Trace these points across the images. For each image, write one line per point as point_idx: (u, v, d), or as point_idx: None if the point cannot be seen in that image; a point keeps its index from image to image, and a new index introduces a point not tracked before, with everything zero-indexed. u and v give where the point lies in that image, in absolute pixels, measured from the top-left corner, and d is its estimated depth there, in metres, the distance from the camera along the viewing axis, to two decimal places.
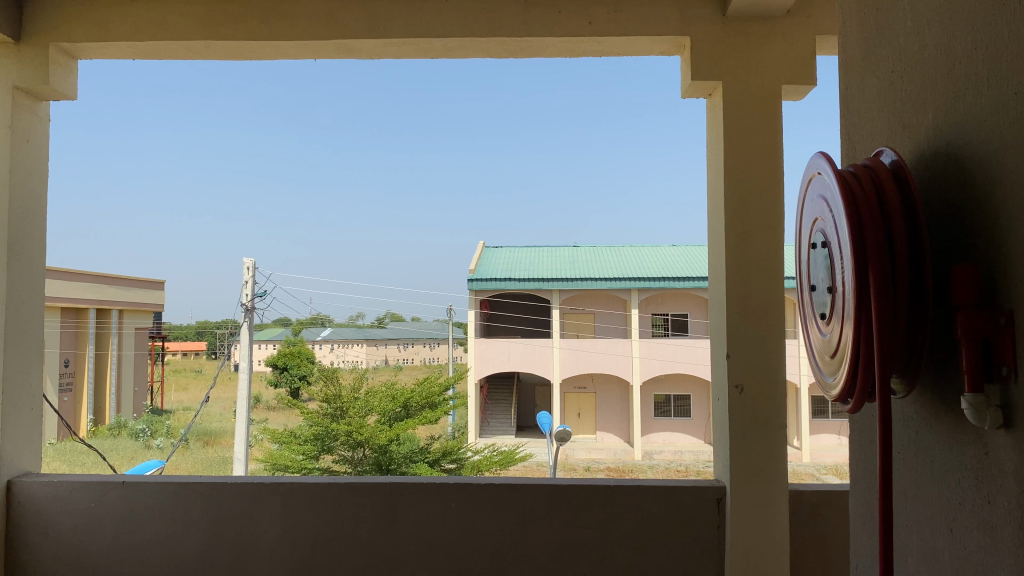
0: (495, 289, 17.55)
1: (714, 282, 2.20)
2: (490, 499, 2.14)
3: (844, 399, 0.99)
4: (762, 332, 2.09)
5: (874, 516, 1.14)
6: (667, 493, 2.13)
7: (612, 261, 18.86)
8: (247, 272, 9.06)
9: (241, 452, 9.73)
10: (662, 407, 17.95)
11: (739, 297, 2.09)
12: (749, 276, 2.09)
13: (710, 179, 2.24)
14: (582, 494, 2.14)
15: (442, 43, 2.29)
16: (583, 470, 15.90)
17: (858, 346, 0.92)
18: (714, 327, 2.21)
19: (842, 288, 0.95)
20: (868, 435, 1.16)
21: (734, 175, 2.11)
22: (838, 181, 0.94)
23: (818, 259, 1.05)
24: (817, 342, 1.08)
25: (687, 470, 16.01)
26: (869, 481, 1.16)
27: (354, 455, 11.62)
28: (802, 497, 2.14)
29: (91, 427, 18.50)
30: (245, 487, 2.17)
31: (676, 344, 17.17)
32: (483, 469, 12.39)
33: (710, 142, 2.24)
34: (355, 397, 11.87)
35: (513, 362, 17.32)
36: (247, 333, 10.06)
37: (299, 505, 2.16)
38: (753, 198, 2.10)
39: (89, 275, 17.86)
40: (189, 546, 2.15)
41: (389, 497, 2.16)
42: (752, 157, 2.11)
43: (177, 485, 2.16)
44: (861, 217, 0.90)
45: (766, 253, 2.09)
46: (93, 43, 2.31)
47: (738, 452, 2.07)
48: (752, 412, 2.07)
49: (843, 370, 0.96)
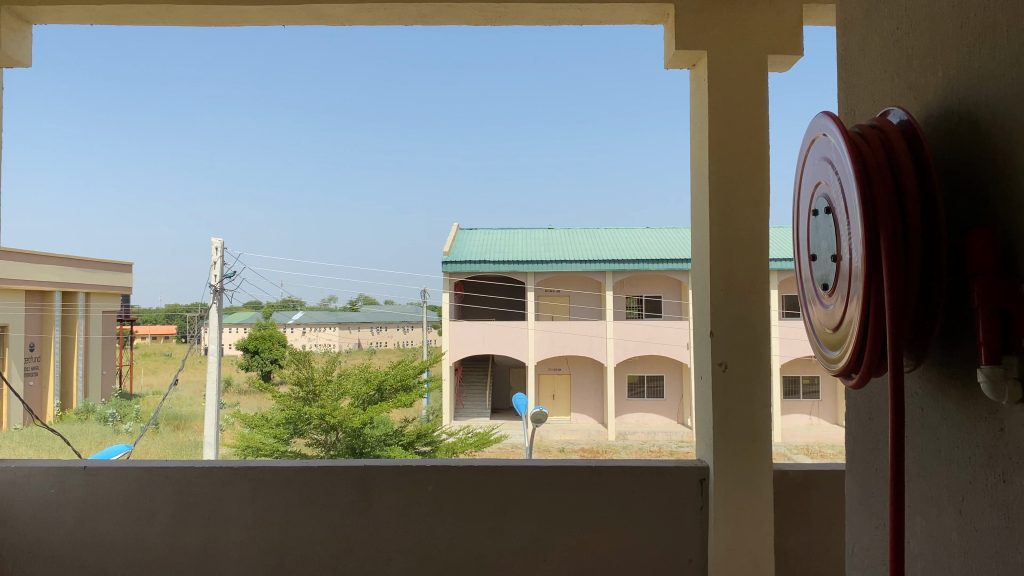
0: (470, 271, 17.46)
1: (697, 257, 2.15)
2: (466, 479, 2.08)
3: (848, 374, 0.93)
4: (744, 309, 2.03)
5: (875, 494, 1.08)
6: (647, 474, 2.09)
7: (586, 243, 18.87)
8: (216, 252, 8.89)
9: (211, 436, 9.54)
10: (636, 388, 18.04)
11: (723, 272, 2.04)
12: (735, 245, 2.04)
13: (693, 151, 2.18)
14: (567, 476, 2.08)
15: (416, 8, 2.20)
16: (557, 451, 15.92)
17: (863, 322, 0.86)
18: (698, 304, 2.15)
19: (849, 256, 0.88)
20: (866, 411, 1.12)
21: (720, 146, 2.05)
22: (846, 142, 0.88)
23: (820, 226, 0.99)
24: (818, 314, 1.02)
25: (660, 450, 16.11)
26: (868, 463, 1.11)
27: (327, 439, 11.52)
28: (787, 477, 2.10)
29: (57, 412, 18.15)
30: (214, 471, 2.08)
31: (650, 325, 17.22)
32: (457, 451, 12.38)
33: (694, 115, 2.18)
34: (328, 379, 11.72)
35: (488, 344, 17.26)
36: (216, 315, 9.85)
37: (270, 491, 2.08)
38: (739, 170, 2.04)
39: (53, 256, 17.50)
40: (155, 533, 2.07)
41: (364, 480, 2.08)
42: (738, 129, 2.05)
43: (141, 470, 2.07)
44: (871, 178, 0.84)
45: (750, 226, 2.04)
46: (46, 6, 2.18)
47: (723, 430, 2.02)
48: (734, 391, 2.03)
49: (848, 348, 0.90)
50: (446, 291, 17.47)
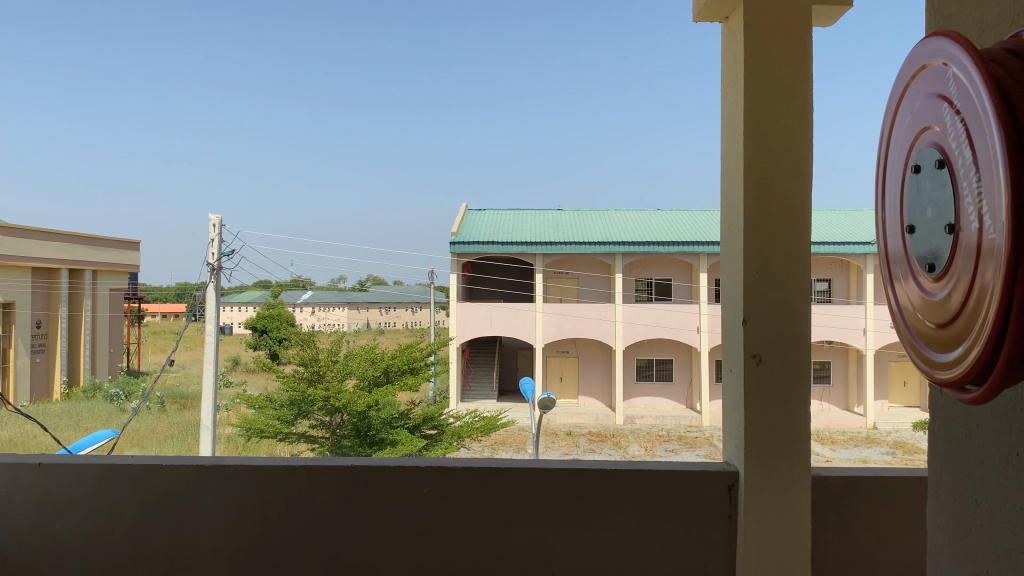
0: (478, 252, 17.18)
1: (726, 235, 1.92)
2: (465, 483, 1.87)
3: (962, 387, 0.71)
4: (784, 296, 1.78)
5: (981, 527, 0.85)
6: (670, 478, 1.86)
7: (596, 225, 18.61)
8: (213, 230, 8.67)
9: (209, 419, 9.30)
10: (643, 371, 17.90)
11: (758, 256, 1.79)
12: (773, 221, 1.79)
13: (724, 114, 1.94)
14: (579, 479, 1.87)
15: None
16: (565, 435, 15.63)
17: (1002, 319, 0.62)
18: (727, 290, 1.91)
19: (975, 229, 0.64)
20: (963, 427, 0.89)
21: (754, 113, 1.80)
22: (977, 67, 0.63)
23: (920, 184, 0.75)
24: (917, 299, 0.80)
25: (670, 435, 15.82)
26: (961, 499, 0.89)
27: (332, 420, 11.34)
28: (828, 483, 1.87)
29: (64, 389, 18.02)
30: (183, 469, 1.87)
31: (659, 308, 16.99)
32: (464, 436, 12.01)
33: (725, 75, 1.94)
34: (334, 360, 11.50)
35: (496, 327, 17.02)
36: (214, 293, 9.54)
37: (245, 492, 1.87)
38: (779, 134, 1.79)
39: (55, 233, 17.32)
40: (117, 537, 1.86)
41: (350, 483, 1.87)
42: (779, 92, 1.80)
43: (101, 467, 1.87)
44: (1014, 119, 0.60)
45: (792, 201, 1.78)
46: None
47: (754, 430, 1.80)
48: (767, 387, 1.79)
49: (969, 356, 0.67)
50: (453, 271, 17.22)
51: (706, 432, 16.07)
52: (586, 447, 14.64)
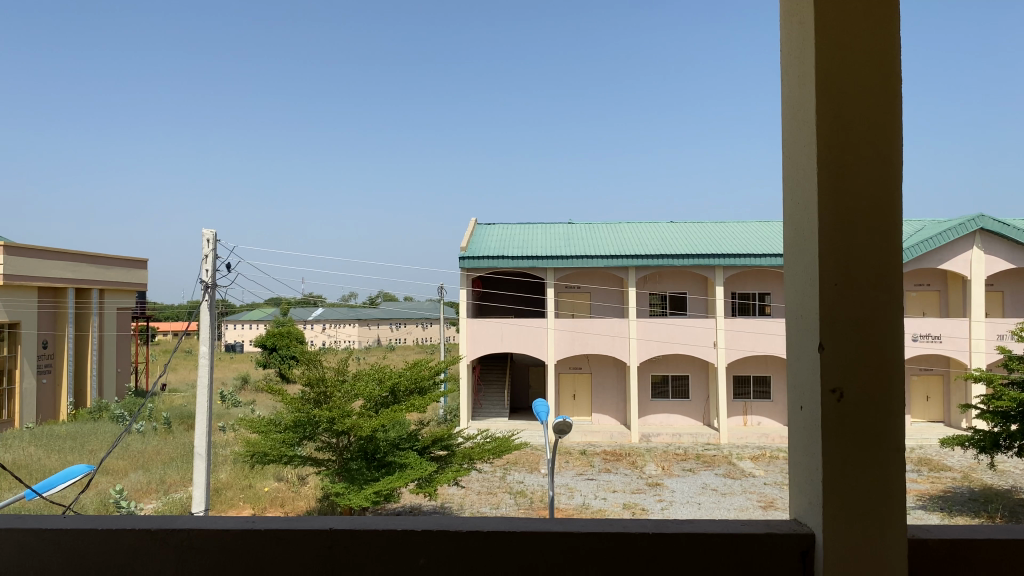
0: (488, 267, 16.79)
1: (793, 237, 1.56)
2: (468, 553, 1.51)
3: None
4: (867, 312, 1.42)
5: None
6: (728, 542, 1.50)
7: (608, 237, 18.23)
8: (205, 245, 8.34)
9: (202, 446, 8.90)
10: (659, 387, 17.55)
11: (836, 263, 1.42)
12: (850, 223, 1.43)
13: (787, 90, 1.59)
14: (610, 547, 1.50)
15: None
16: (578, 454, 15.12)
17: None
18: (795, 304, 1.55)
19: None
20: None
21: (828, 81, 1.44)
22: None
23: None
24: None
25: (687, 454, 15.28)
26: None
27: (339, 442, 10.93)
28: (926, 548, 1.51)
29: (70, 411, 17.69)
30: (123, 535, 1.52)
31: (673, 323, 16.60)
32: (476, 457, 11.51)
33: (786, 43, 1.59)
34: (341, 380, 11.14)
35: (506, 344, 16.62)
36: (209, 311, 9.17)
37: (200, 564, 1.52)
38: (858, 110, 1.43)
39: (60, 252, 17.13)
40: None
41: (332, 552, 1.51)
42: (860, 50, 1.44)
43: (25, 533, 1.52)
44: None
45: (878, 191, 1.43)
46: None
47: (834, 484, 1.42)
48: (850, 427, 1.42)
49: None
50: (463, 287, 16.83)
51: (724, 450, 15.57)
52: (601, 466, 14.19)
